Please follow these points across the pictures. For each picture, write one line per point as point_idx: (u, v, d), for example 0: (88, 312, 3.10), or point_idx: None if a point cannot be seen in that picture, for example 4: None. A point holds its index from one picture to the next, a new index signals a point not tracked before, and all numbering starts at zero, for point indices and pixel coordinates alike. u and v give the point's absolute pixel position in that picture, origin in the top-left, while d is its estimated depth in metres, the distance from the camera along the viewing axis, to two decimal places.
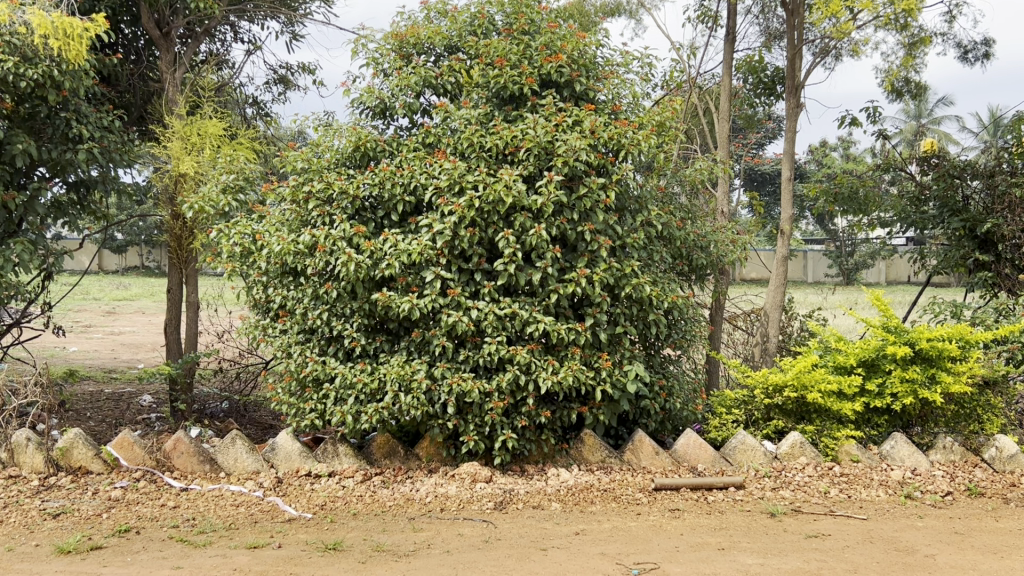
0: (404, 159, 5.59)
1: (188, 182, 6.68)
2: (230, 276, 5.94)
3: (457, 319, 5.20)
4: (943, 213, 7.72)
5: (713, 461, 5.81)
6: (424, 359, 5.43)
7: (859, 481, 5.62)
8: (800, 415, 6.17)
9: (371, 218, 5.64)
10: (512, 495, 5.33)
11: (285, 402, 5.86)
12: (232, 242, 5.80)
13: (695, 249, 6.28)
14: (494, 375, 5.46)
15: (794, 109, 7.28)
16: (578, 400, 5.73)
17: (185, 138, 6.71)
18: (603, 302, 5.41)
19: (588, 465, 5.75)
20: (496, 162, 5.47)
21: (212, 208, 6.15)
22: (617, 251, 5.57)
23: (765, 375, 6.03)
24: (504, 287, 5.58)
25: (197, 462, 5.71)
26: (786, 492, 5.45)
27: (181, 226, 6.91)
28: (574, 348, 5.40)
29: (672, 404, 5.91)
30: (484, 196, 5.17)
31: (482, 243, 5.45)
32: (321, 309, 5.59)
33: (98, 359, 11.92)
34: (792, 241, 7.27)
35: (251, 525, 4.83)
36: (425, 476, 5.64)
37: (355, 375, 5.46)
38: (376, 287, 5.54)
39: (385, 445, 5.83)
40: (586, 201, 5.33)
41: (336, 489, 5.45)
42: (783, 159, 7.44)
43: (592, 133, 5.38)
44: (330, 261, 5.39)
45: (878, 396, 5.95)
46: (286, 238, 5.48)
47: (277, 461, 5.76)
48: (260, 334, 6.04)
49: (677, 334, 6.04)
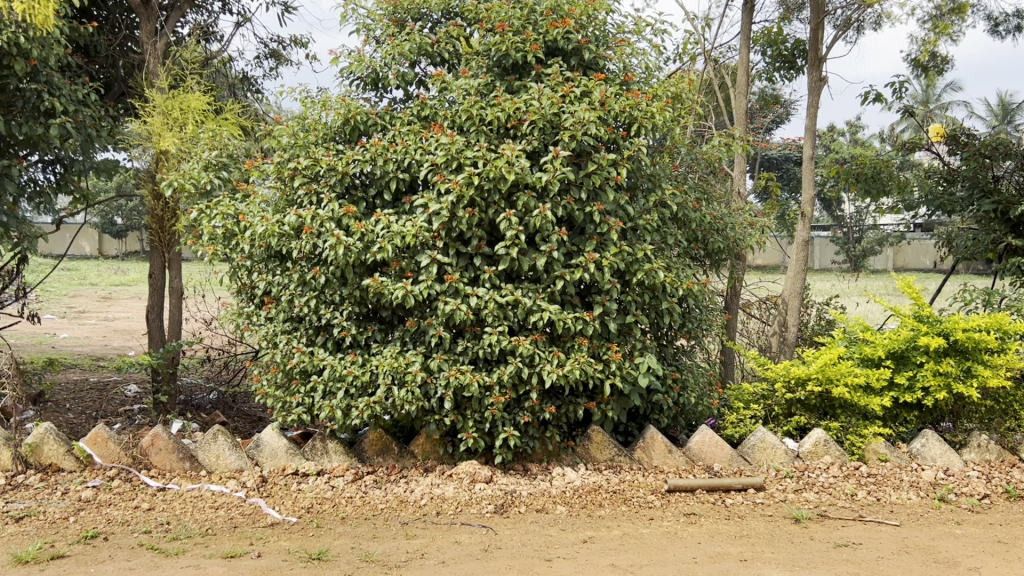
0: (397, 133, 5.15)
1: (170, 159, 6.25)
2: (212, 260, 5.51)
3: (455, 307, 4.80)
4: (973, 194, 7.26)
5: (729, 460, 5.42)
6: (419, 350, 5.05)
7: (887, 483, 5.23)
8: (823, 411, 5.75)
9: (362, 197, 5.19)
10: (514, 496, 4.93)
11: (271, 395, 5.45)
12: (213, 223, 5.38)
13: (712, 233, 5.87)
14: (494, 367, 5.05)
15: (816, 84, 6.83)
16: (585, 394, 5.32)
17: (167, 113, 6.28)
18: (613, 289, 5.01)
19: (596, 464, 5.34)
20: (498, 136, 5.06)
21: (193, 186, 5.72)
22: (628, 233, 5.16)
23: (787, 367, 5.60)
24: (506, 273, 5.16)
25: (176, 459, 5.30)
26: (810, 495, 5.06)
27: (162, 207, 6.48)
28: (582, 339, 5.00)
29: (686, 399, 5.50)
30: (485, 174, 4.77)
31: (482, 224, 5.03)
32: (309, 296, 5.17)
33: (88, 346, 11.57)
34: (813, 226, 6.84)
35: (230, 531, 4.43)
36: (421, 476, 5.24)
37: (344, 367, 5.06)
38: (368, 272, 5.14)
39: (378, 441, 5.41)
40: (596, 179, 4.90)
41: (325, 489, 5.06)
42: (804, 138, 6.99)
43: (602, 104, 4.96)
44: (317, 244, 5.00)
45: (908, 391, 5.53)
46: (270, 219, 5.07)
47: (262, 458, 5.38)
48: (243, 322, 5.61)
49: (691, 324, 5.61)
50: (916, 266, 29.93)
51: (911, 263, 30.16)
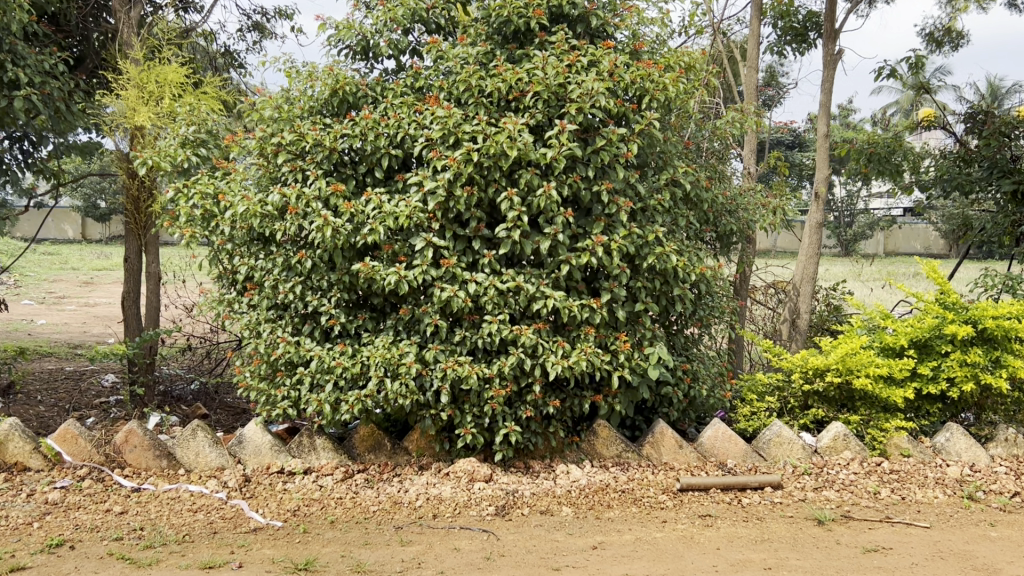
0: (389, 106, 4.78)
1: (146, 136, 5.86)
2: (190, 244, 5.14)
3: (452, 294, 4.45)
4: (993, 174, 6.94)
5: (743, 456, 5.09)
6: (414, 340, 4.69)
7: (911, 479, 4.92)
8: (841, 403, 5.42)
9: (352, 174, 4.82)
10: (515, 497, 4.59)
11: (253, 387, 5.07)
12: (191, 203, 5.00)
13: (724, 215, 5.60)
14: (494, 359, 4.70)
15: (831, 58, 6.49)
16: (591, 387, 4.98)
17: (142, 87, 5.88)
18: (622, 275, 4.67)
19: (602, 461, 5.00)
20: (498, 109, 4.70)
21: (169, 164, 5.34)
22: (637, 214, 4.81)
23: (804, 357, 5.27)
24: (507, 258, 4.81)
25: (152, 458, 4.94)
26: (830, 494, 4.74)
27: (138, 187, 6.06)
28: (588, 328, 4.66)
29: (697, 391, 5.17)
30: (485, 149, 4.41)
31: (481, 205, 4.68)
32: (294, 282, 4.81)
33: (66, 333, 11.17)
34: (827, 207, 6.50)
35: (209, 538, 4.08)
36: (415, 475, 4.89)
37: (333, 358, 4.72)
38: (358, 256, 4.78)
39: (369, 437, 5.04)
40: (604, 156, 4.55)
41: (312, 490, 4.71)
42: (817, 115, 6.65)
43: (611, 75, 4.60)
44: (303, 225, 4.64)
45: (932, 382, 5.22)
46: (252, 199, 4.70)
47: (245, 456, 5.02)
48: (224, 309, 5.22)
49: (703, 312, 5.28)
50: (907, 250, 29.64)
51: (903, 248, 29.86)
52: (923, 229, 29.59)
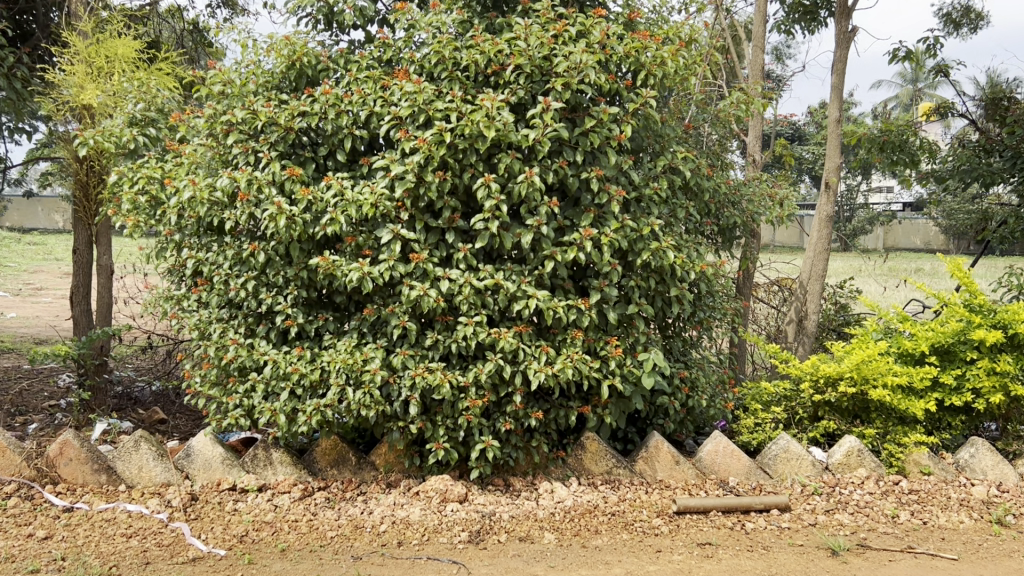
0: (354, 80, 4.26)
1: (93, 115, 5.35)
2: (134, 234, 4.62)
3: (421, 293, 3.95)
4: (1017, 164, 6.43)
5: (747, 473, 4.60)
6: (380, 344, 4.19)
7: (933, 501, 4.43)
8: (855, 415, 4.92)
9: (311, 157, 4.31)
10: (493, 521, 4.10)
11: (204, 394, 4.56)
12: (135, 189, 4.49)
13: (726, 206, 5.10)
14: (469, 365, 4.20)
15: (844, 36, 5.98)
16: (578, 397, 4.49)
17: (90, 62, 5.39)
18: (613, 272, 4.17)
19: (590, 478, 4.51)
20: (476, 85, 4.20)
21: (114, 145, 4.82)
22: (631, 204, 4.31)
23: (815, 364, 4.77)
24: (485, 253, 4.31)
25: (90, 472, 4.43)
26: (843, 517, 4.25)
27: (86, 171, 5.54)
28: (575, 331, 4.16)
29: (696, 401, 4.67)
30: (459, 130, 3.90)
31: (455, 192, 4.17)
32: (247, 277, 4.30)
33: (33, 326, 10.67)
34: (838, 199, 5.98)
35: (140, 569, 3.57)
36: (381, 494, 4.39)
37: (289, 363, 4.22)
38: (318, 249, 4.28)
39: (332, 451, 4.54)
40: (595, 138, 4.05)
41: (265, 511, 4.21)
42: (828, 99, 6.14)
43: (603, 47, 4.10)
44: (254, 214, 4.15)
45: (955, 392, 4.73)
46: (198, 183, 4.19)
47: (193, 470, 4.52)
48: (172, 307, 4.70)
49: (702, 314, 4.78)
50: (906, 244, 29.07)
51: (902, 242, 29.26)
52: (923, 223, 29.05)
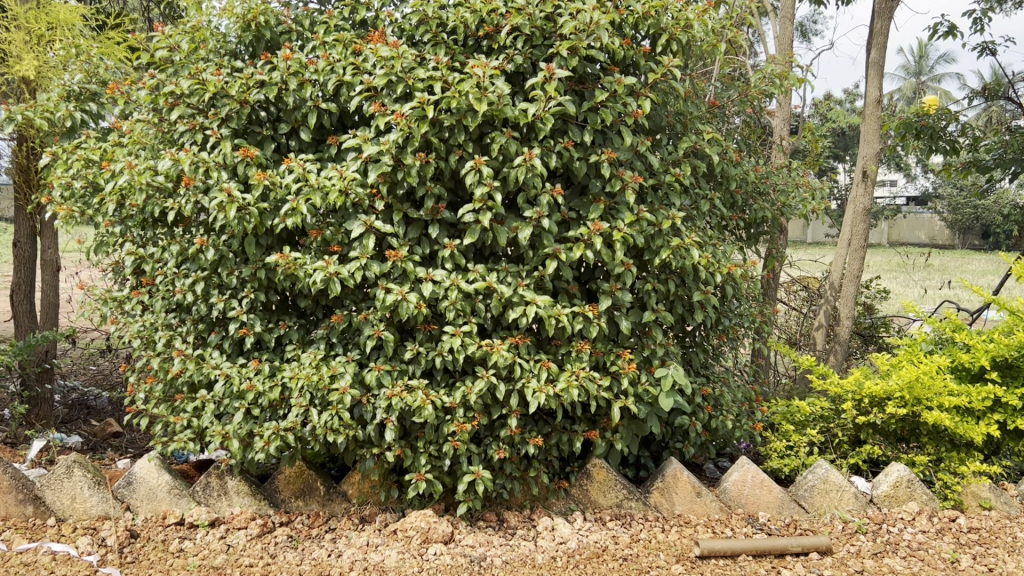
0: (321, 44, 3.62)
1: (30, 89, 4.70)
2: (67, 226, 3.97)
3: (399, 297, 3.30)
4: None
5: (780, 506, 3.97)
6: (351, 357, 3.55)
7: (999, 542, 3.78)
8: (902, 438, 4.29)
9: (270, 136, 3.65)
10: (483, 566, 3.45)
11: (148, 413, 3.92)
12: (69, 172, 3.84)
13: (754, 197, 4.47)
14: (456, 383, 3.56)
15: (884, 5, 5.34)
16: (584, 418, 3.85)
17: (29, 30, 4.74)
18: (627, 274, 3.50)
19: (597, 513, 3.88)
20: (465, 51, 3.56)
21: (48, 122, 4.16)
22: (647, 194, 3.68)
23: (858, 380, 4.13)
24: (476, 251, 3.67)
25: (13, 503, 3.77)
26: (895, 563, 3.58)
27: (25, 153, 4.91)
28: (582, 344, 3.52)
29: (721, 422, 4.04)
30: (444, 102, 3.24)
31: (440, 178, 3.53)
32: (196, 277, 3.65)
33: None
34: (875, 190, 5.32)
35: None
36: (353, 532, 3.76)
37: (244, 379, 3.57)
38: (279, 245, 3.64)
39: (298, 479, 3.92)
40: (607, 113, 3.40)
41: (215, 553, 3.56)
42: (867, 77, 5.48)
43: (617, 6, 3.46)
44: (202, 203, 3.50)
45: (1020, 413, 4.11)
46: (136, 166, 3.54)
47: (134, 501, 3.88)
48: (114, 311, 4.06)
49: (727, 322, 4.15)
50: (910, 239, 28.47)
51: (907, 237, 28.63)
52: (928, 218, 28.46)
